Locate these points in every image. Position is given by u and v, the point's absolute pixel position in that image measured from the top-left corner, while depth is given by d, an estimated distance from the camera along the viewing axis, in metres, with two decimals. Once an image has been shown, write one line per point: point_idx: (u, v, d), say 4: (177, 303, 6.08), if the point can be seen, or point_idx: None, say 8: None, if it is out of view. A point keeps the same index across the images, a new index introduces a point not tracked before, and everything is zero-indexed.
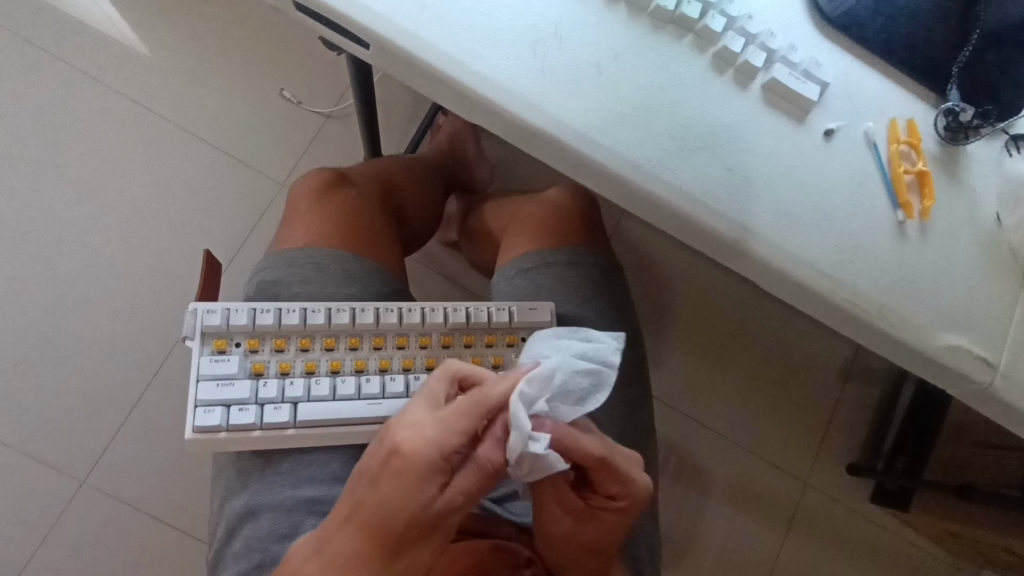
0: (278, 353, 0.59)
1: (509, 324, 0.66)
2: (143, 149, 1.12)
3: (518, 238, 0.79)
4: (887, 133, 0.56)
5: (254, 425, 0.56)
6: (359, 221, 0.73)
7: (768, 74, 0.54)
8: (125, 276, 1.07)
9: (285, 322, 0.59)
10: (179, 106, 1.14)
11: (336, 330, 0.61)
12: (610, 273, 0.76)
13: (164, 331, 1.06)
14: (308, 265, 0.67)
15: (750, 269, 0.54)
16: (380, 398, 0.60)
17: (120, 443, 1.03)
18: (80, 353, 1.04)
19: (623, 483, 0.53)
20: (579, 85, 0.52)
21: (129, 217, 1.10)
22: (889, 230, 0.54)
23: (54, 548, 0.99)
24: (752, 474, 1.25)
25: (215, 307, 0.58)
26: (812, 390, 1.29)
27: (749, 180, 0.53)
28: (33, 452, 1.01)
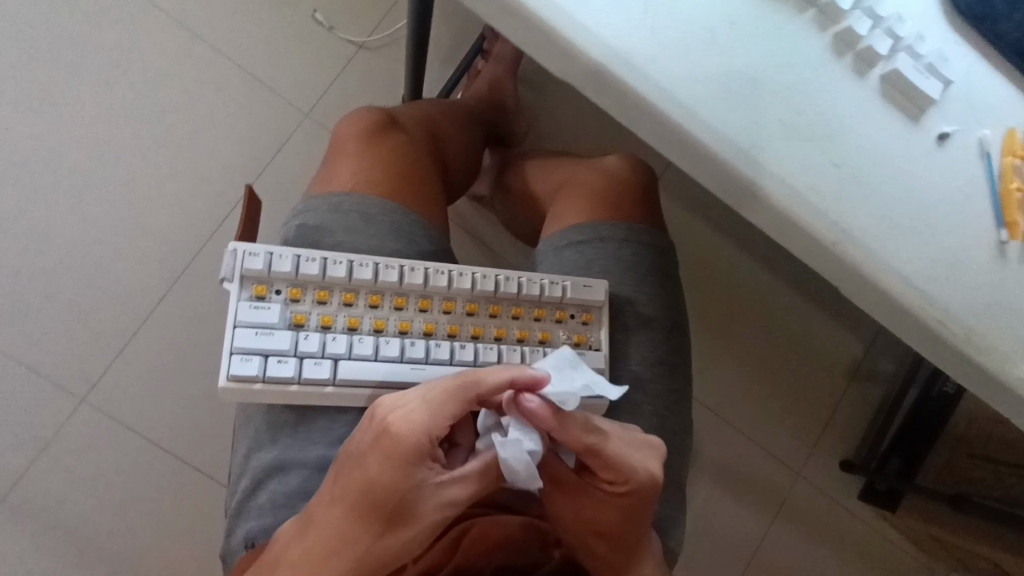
0: (320, 305, 0.56)
1: (561, 299, 0.63)
2: (162, 62, 1.05)
3: (569, 204, 0.75)
4: (1003, 144, 0.52)
5: (292, 379, 0.53)
6: (409, 168, 0.68)
7: (891, 63, 0.49)
8: (137, 197, 1.02)
9: (330, 274, 0.56)
10: (205, 18, 1.06)
11: (382, 287, 0.57)
12: (666, 254, 0.72)
13: (174, 259, 1.02)
14: (354, 212, 0.63)
15: (837, 276, 0.50)
16: (424, 363, 0.57)
17: (123, 366, 0.99)
18: (85, 272, 1.00)
19: (614, 464, 0.50)
20: (691, 52, 0.47)
21: (142, 134, 1.03)
22: (988, 250, 0.51)
23: (49, 464, 0.97)
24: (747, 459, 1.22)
25: (257, 250, 0.54)
26: (818, 384, 1.25)
27: (853, 178, 0.49)
28: (33, 366, 0.98)
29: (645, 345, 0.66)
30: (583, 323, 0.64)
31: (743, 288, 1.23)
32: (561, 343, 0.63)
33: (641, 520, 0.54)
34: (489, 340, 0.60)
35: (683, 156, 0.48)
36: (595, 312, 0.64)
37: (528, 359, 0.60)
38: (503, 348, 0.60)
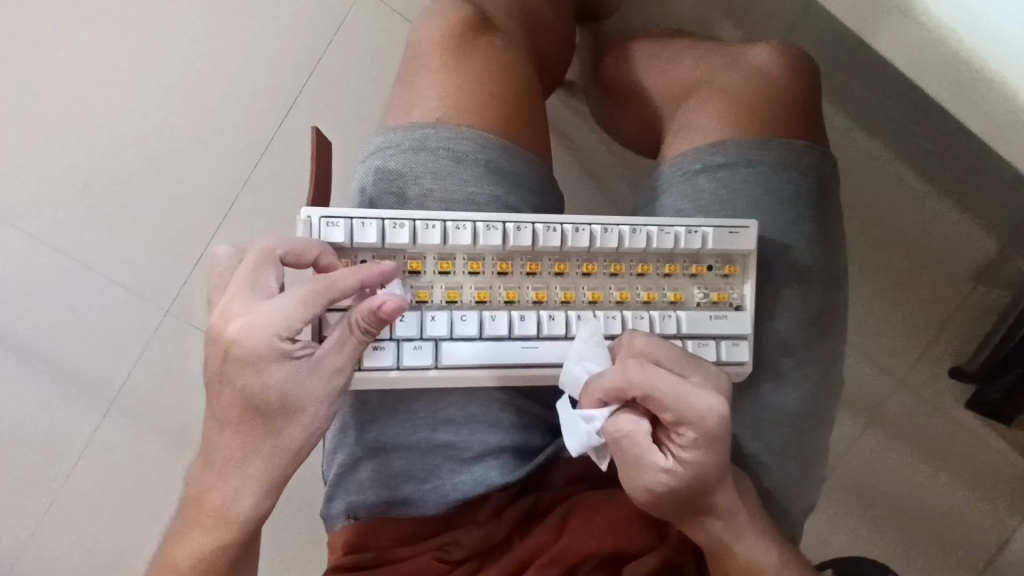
0: (412, 276, 0.47)
1: (699, 252, 0.50)
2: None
3: (705, 114, 0.60)
4: None
5: (390, 366, 0.47)
6: (513, 80, 0.54)
7: None
8: (178, 92, 0.86)
9: (422, 241, 0.46)
10: None
11: (482, 250, 0.47)
12: (830, 180, 0.58)
13: (239, 159, 0.86)
14: (442, 150, 0.51)
15: None
16: (536, 341, 0.48)
17: (196, 283, 0.86)
18: (124, 191, 0.86)
19: (674, 408, 0.42)
20: None
21: (171, 19, 0.86)
22: None
23: (139, 386, 0.86)
24: (869, 389, 0.88)
25: (337, 218, 0.45)
26: (931, 282, 0.87)
27: None
28: (109, 275, 0.86)
29: (799, 303, 0.56)
30: (724, 277, 0.52)
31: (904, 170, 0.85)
32: (698, 305, 0.51)
33: (710, 475, 0.45)
34: (611, 306, 0.49)
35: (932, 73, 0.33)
36: (739, 262, 0.52)
37: (658, 329, 0.49)
38: (627, 316, 0.49)
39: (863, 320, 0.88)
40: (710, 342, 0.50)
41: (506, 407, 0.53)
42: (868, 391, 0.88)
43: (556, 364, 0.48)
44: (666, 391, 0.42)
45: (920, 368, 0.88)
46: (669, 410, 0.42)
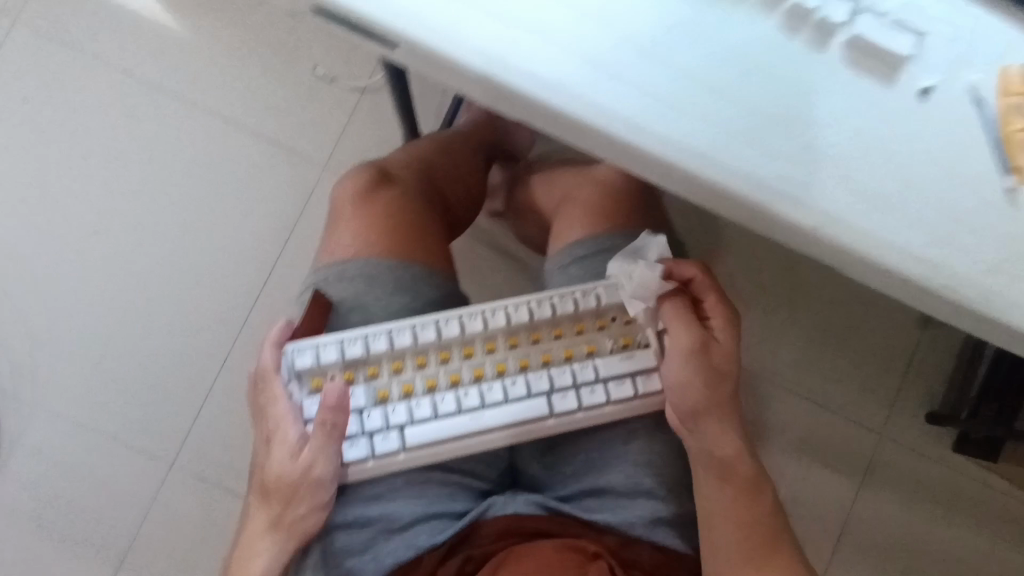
0: (373, 379, 0.62)
1: (598, 307, 0.64)
2: (171, 141, 1.08)
3: (569, 222, 0.77)
4: (997, 86, 0.48)
5: (367, 457, 0.60)
6: (408, 220, 0.72)
7: (851, 29, 0.47)
8: (173, 274, 1.05)
9: (374, 348, 0.61)
10: (210, 91, 1.09)
11: (423, 347, 0.62)
12: (675, 255, 0.72)
13: (228, 319, 1.04)
14: (357, 277, 0.66)
15: (843, 259, 0.49)
16: (482, 411, 0.62)
17: (200, 430, 1.02)
18: (134, 361, 1.03)
19: (718, 301, 0.63)
20: (648, 55, 0.46)
21: (166, 217, 1.06)
22: (995, 198, 0.48)
23: (156, 527, 1.00)
24: (846, 434, 1.17)
25: (303, 348, 0.60)
26: (879, 340, 1.18)
27: (826, 157, 0.48)
28: (123, 436, 1.02)
29: None
30: (627, 324, 0.65)
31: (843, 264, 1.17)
32: (611, 351, 0.65)
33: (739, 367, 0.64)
34: (538, 368, 0.64)
35: (621, 159, 0.49)
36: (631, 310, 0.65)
37: (567, 378, 0.63)
38: (535, 377, 0.63)
39: (836, 383, 1.18)
40: (626, 379, 0.64)
41: (430, 477, 0.64)
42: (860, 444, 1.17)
43: (497, 420, 0.62)
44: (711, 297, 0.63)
45: (894, 414, 1.18)
46: (708, 295, 0.63)
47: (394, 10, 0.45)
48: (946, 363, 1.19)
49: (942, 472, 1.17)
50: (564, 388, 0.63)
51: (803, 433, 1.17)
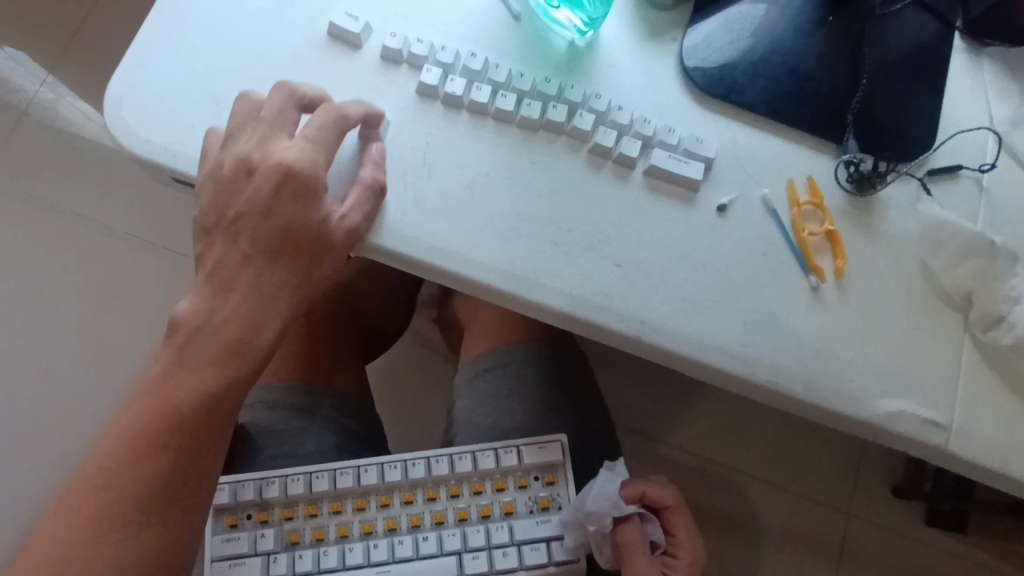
0: (287, 521, 0.64)
1: (518, 466, 0.64)
2: (85, 269, 1.04)
3: (475, 337, 0.82)
4: (787, 196, 0.55)
5: None
6: (313, 347, 0.82)
7: (647, 160, 0.54)
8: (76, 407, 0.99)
9: (291, 491, 0.64)
10: (122, 213, 1.07)
11: (342, 492, 0.64)
12: (567, 362, 0.77)
13: None
14: (258, 402, 0.75)
15: (675, 361, 0.52)
16: (389, 564, 0.63)
17: None
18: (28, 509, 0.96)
19: (688, 535, 0.65)
20: (471, 196, 0.53)
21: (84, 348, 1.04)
22: (804, 298, 0.53)
23: None
24: (806, 520, 1.14)
25: (222, 485, 0.64)
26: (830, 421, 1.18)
27: (642, 273, 0.52)
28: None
29: None
30: (547, 486, 0.64)
31: None
32: (528, 512, 0.64)
33: None
34: (453, 525, 0.64)
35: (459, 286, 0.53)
36: (558, 471, 0.65)
37: (470, 542, 0.63)
38: (444, 534, 0.63)
39: (795, 469, 1.15)
40: (542, 544, 0.63)
41: None
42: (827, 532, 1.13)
43: None
44: (683, 532, 0.65)
45: (857, 497, 1.15)
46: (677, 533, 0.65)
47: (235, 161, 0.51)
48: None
49: (914, 558, 1.13)
50: (477, 549, 0.63)
51: (764, 528, 1.13)
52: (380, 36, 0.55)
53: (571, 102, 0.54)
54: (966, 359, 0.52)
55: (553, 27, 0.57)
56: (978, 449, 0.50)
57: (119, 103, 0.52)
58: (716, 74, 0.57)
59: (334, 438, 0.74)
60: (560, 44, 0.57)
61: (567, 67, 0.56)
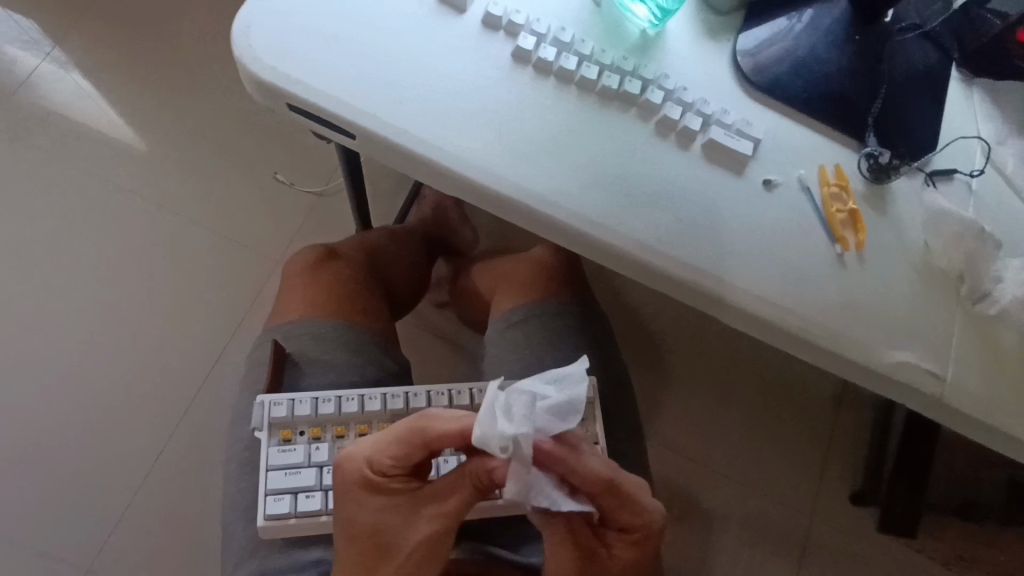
0: (339, 438, 0.67)
1: None
2: (156, 242, 1.31)
3: (505, 294, 0.89)
4: (819, 178, 0.64)
5: (321, 510, 0.64)
6: (349, 289, 0.85)
7: (706, 135, 0.62)
8: (146, 348, 1.25)
9: (345, 409, 0.68)
10: (189, 198, 1.34)
11: (392, 415, 0.69)
12: (593, 317, 0.85)
13: (188, 387, 1.23)
14: (306, 335, 0.78)
15: (715, 308, 0.61)
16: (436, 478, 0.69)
17: (159, 483, 1.18)
18: (104, 424, 1.20)
19: (635, 512, 0.57)
20: (556, 150, 0.60)
21: (148, 301, 1.28)
22: (829, 262, 0.61)
23: (109, 563, 1.14)
24: (776, 509, 1.23)
25: (281, 400, 0.67)
26: (806, 421, 1.28)
27: (698, 228, 0.61)
28: (86, 489, 1.17)
29: None
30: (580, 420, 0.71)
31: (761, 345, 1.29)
32: None
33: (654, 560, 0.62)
34: None
35: (540, 228, 0.60)
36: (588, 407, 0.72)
37: None
38: None
39: (769, 461, 1.25)
40: None
41: None
42: (794, 522, 1.22)
43: None
44: (629, 509, 0.56)
45: (825, 493, 1.24)
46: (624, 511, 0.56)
47: (352, 100, 0.58)
48: (864, 440, 1.28)
49: (872, 555, 1.22)
50: None
51: (738, 513, 1.22)
52: (483, 5, 0.62)
53: (644, 79, 0.62)
54: (959, 324, 0.62)
55: (631, 16, 0.65)
56: (969, 398, 0.60)
57: (247, 32, 0.58)
58: (764, 71, 0.66)
59: (374, 373, 0.78)
60: (634, 31, 0.65)
61: (641, 50, 0.64)
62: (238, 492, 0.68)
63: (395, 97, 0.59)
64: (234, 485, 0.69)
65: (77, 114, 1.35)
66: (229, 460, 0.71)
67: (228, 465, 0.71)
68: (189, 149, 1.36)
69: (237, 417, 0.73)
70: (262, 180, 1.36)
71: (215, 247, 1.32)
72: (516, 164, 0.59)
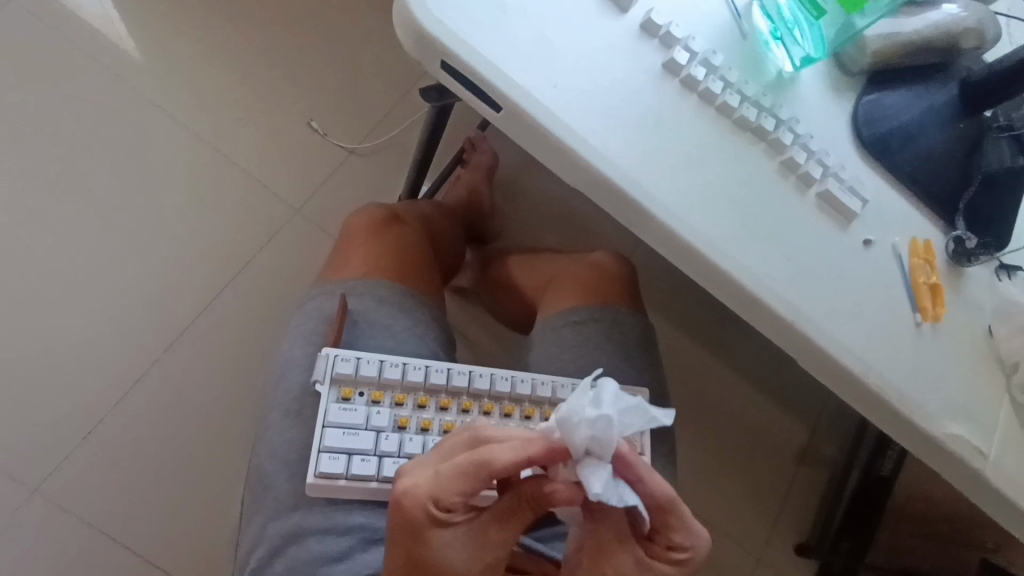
0: (398, 407, 0.63)
1: None
2: (174, 163, 1.24)
3: (562, 293, 0.89)
4: (909, 249, 0.67)
5: (372, 476, 0.60)
6: (410, 253, 0.81)
7: (823, 184, 0.64)
8: (146, 271, 1.18)
9: (410, 377, 0.64)
10: (218, 125, 1.28)
11: (454, 390, 0.65)
12: (648, 334, 0.85)
13: (182, 319, 1.17)
14: (368, 294, 0.73)
15: (801, 351, 0.63)
16: None
17: (134, 412, 1.12)
18: (86, 340, 1.14)
19: (686, 530, 0.55)
20: (687, 169, 0.61)
21: (155, 222, 1.21)
22: (909, 329, 0.65)
23: (67, 485, 1.08)
24: (738, 547, 1.28)
25: (348, 355, 0.63)
26: (780, 468, 1.33)
27: (803, 272, 0.63)
28: (55, 404, 1.10)
29: None
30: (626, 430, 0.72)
31: (757, 391, 1.34)
32: None
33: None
34: None
35: (657, 240, 0.61)
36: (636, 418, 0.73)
37: None
38: None
39: (741, 500, 1.30)
40: None
41: None
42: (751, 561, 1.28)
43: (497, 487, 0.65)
44: (677, 529, 0.54)
45: (786, 539, 1.30)
46: (677, 533, 0.54)
47: (506, 73, 0.57)
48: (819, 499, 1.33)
49: None
50: None
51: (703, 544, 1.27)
52: (642, 10, 0.62)
53: (777, 119, 0.64)
54: (1004, 410, 0.66)
55: (770, 57, 0.67)
56: (1006, 479, 0.63)
57: None
58: (877, 137, 0.69)
59: (431, 344, 0.74)
60: (772, 70, 0.67)
61: (776, 90, 0.66)
62: (282, 443, 0.64)
63: (548, 81, 0.58)
64: (275, 433, 0.65)
65: (104, 21, 1.27)
66: (271, 406, 0.67)
67: (271, 411, 0.67)
68: (228, 77, 1.30)
69: (283, 365, 0.69)
70: (299, 124, 1.31)
71: (239, 181, 1.26)
72: (649, 173, 0.60)
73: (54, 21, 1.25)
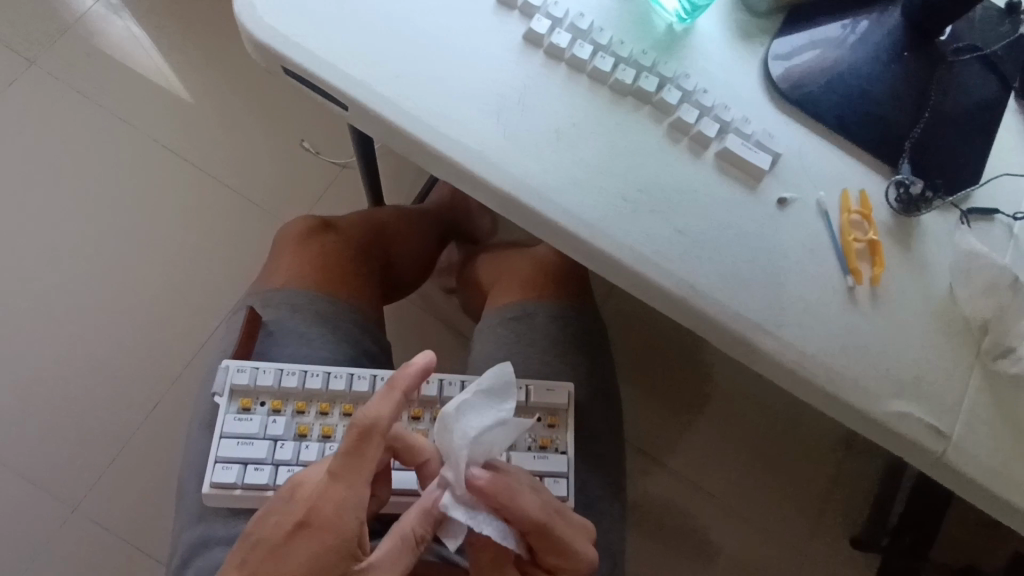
0: (299, 414, 0.64)
1: (525, 404, 0.68)
2: (170, 194, 1.32)
3: (506, 289, 0.86)
4: (840, 203, 0.59)
5: (266, 485, 0.61)
6: (337, 260, 0.82)
7: (721, 143, 0.58)
8: (150, 298, 1.26)
9: (308, 385, 0.64)
10: (209, 154, 1.34)
11: (356, 396, 0.65)
12: (588, 325, 0.81)
13: (185, 341, 1.25)
14: (283, 306, 0.75)
15: (705, 329, 0.57)
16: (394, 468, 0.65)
17: (147, 430, 1.20)
18: (101, 366, 1.22)
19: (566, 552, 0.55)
20: (556, 143, 0.57)
21: (157, 251, 1.29)
22: (839, 295, 0.57)
23: (92, 500, 1.17)
24: (761, 542, 1.18)
25: (245, 366, 0.64)
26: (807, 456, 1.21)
27: (698, 242, 0.57)
28: (77, 427, 1.20)
29: None
30: (549, 427, 0.69)
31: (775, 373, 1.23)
32: (527, 447, 0.67)
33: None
34: None
35: (528, 223, 0.57)
36: (560, 415, 0.69)
37: None
38: None
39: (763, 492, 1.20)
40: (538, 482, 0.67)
41: None
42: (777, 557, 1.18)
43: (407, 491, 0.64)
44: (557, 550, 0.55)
45: (818, 533, 1.19)
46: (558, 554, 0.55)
47: (349, 68, 0.55)
48: (856, 487, 1.21)
49: None
50: None
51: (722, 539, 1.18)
52: None
53: (662, 76, 0.58)
54: (973, 380, 0.56)
55: (659, 9, 0.61)
56: (972, 460, 0.54)
57: None
58: (798, 82, 0.61)
59: (349, 351, 0.75)
60: (660, 25, 0.61)
61: (664, 46, 0.60)
62: (196, 455, 0.66)
63: (393, 70, 0.56)
64: (192, 444, 0.68)
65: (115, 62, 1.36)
66: (194, 419, 0.70)
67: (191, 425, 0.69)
68: (216, 106, 1.36)
69: (206, 379, 0.72)
70: (284, 145, 1.36)
71: (231, 204, 1.32)
72: (512, 152, 0.56)
73: (66, 70, 1.35)
